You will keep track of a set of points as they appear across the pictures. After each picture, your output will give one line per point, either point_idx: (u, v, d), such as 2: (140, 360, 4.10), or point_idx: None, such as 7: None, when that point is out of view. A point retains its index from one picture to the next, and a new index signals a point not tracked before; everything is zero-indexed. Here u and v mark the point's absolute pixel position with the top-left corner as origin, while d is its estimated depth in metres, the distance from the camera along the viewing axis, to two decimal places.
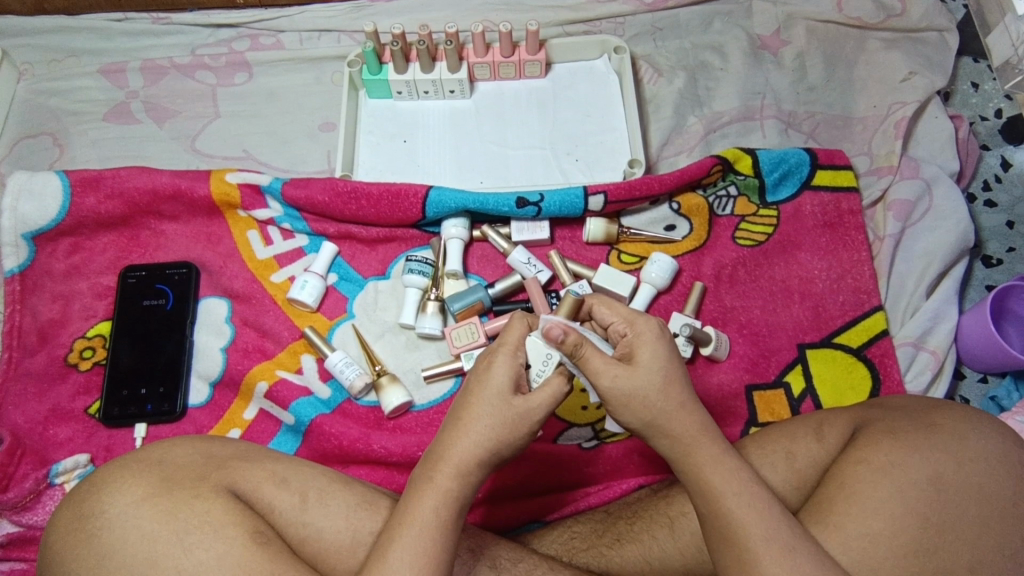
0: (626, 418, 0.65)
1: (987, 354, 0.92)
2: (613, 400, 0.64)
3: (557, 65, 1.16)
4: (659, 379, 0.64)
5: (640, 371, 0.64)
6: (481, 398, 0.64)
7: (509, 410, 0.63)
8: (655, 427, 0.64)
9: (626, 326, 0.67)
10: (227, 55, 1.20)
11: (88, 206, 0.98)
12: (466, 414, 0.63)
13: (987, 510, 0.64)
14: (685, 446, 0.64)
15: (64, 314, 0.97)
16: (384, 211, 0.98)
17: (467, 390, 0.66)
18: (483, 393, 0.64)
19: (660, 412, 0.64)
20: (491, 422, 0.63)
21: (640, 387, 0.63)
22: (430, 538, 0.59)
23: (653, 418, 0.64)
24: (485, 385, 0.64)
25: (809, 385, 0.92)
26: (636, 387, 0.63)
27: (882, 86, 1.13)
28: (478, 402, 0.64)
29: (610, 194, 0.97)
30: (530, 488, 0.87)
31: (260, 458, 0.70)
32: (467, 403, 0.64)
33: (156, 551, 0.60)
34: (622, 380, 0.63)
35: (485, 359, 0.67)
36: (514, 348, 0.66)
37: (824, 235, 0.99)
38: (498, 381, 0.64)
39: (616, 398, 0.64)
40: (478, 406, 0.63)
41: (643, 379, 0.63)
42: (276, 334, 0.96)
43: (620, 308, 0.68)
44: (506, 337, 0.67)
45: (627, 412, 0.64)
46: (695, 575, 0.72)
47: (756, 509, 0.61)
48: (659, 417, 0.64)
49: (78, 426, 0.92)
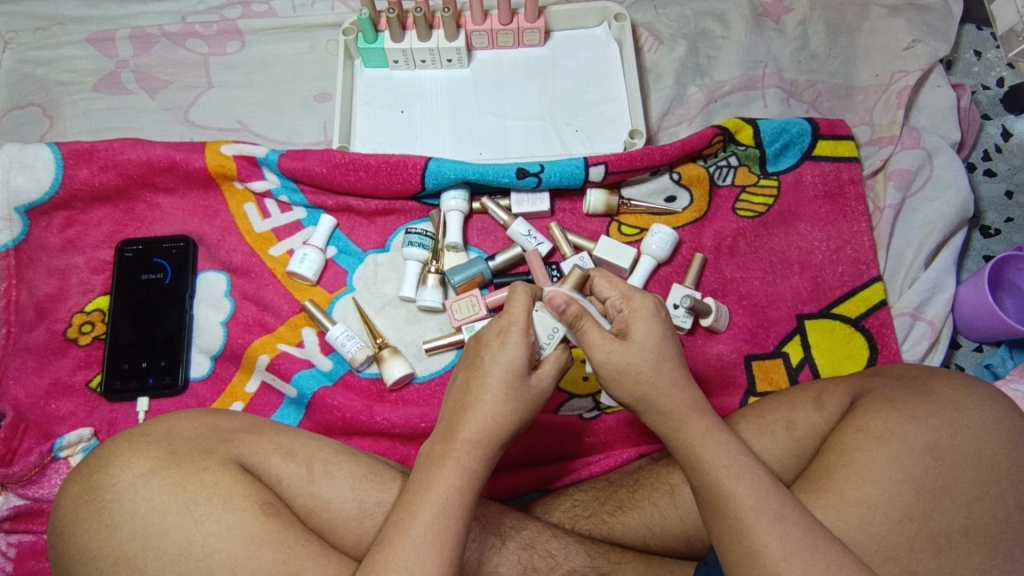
0: (619, 393, 0.66)
1: (983, 324, 0.94)
2: (606, 374, 0.65)
3: (557, 33, 1.14)
4: (652, 354, 0.65)
5: (634, 346, 0.65)
6: (498, 376, 0.64)
7: (526, 391, 0.65)
8: (646, 403, 0.65)
9: (622, 301, 0.68)
10: (218, 22, 1.17)
11: (81, 179, 0.96)
12: (482, 393, 0.64)
13: (983, 476, 0.65)
14: (675, 421, 0.65)
15: (61, 288, 0.96)
16: (382, 182, 0.97)
17: (480, 366, 0.65)
18: (498, 373, 0.64)
19: (651, 389, 0.65)
20: (509, 403, 0.64)
21: (632, 361, 0.64)
22: (449, 513, 0.60)
23: (644, 393, 0.65)
24: (501, 363, 0.64)
25: (808, 355, 0.93)
26: (630, 360, 0.64)
27: (886, 54, 1.11)
28: (495, 380, 0.64)
29: (610, 165, 0.97)
30: (533, 457, 0.89)
31: (266, 431, 0.70)
32: (485, 383, 0.64)
33: (167, 523, 0.61)
34: (617, 354, 0.64)
35: (496, 334, 0.66)
36: (526, 326, 0.66)
37: (824, 206, 0.99)
38: (515, 361, 0.64)
39: (610, 371, 0.65)
40: (495, 383, 0.64)
41: (637, 353, 0.64)
42: (276, 308, 0.96)
43: (618, 285, 0.68)
44: (515, 315, 0.66)
45: (620, 387, 0.65)
46: (695, 540, 0.74)
47: (744, 479, 0.61)
48: (650, 394, 0.65)
49: (80, 400, 0.92)
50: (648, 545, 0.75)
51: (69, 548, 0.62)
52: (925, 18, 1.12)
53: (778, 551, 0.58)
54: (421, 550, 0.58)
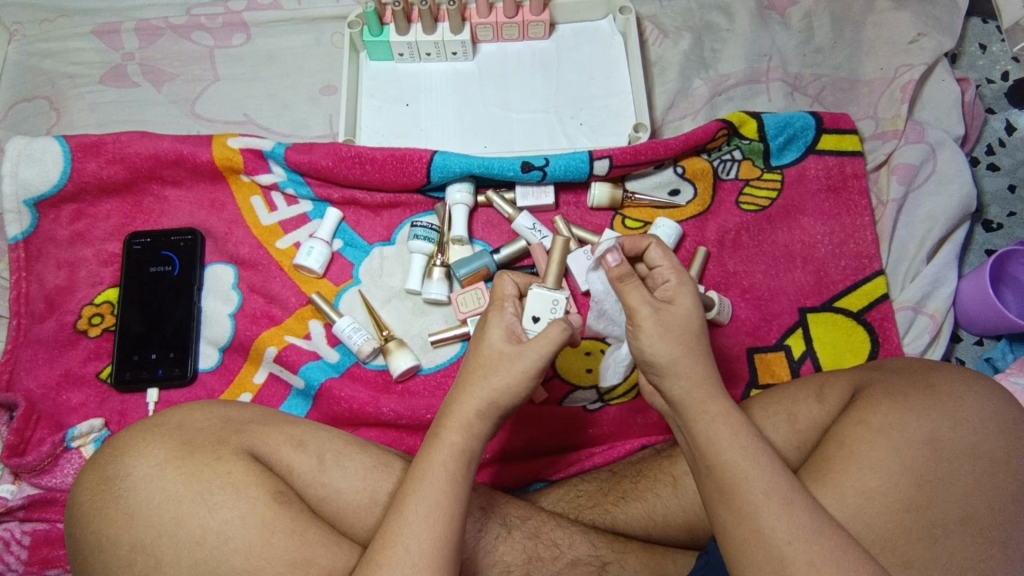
0: (654, 352, 0.65)
1: (985, 319, 0.94)
2: (648, 332, 0.65)
3: (561, 26, 1.14)
4: (694, 321, 0.66)
5: (678, 311, 0.66)
6: (485, 356, 0.66)
7: (499, 359, 0.65)
8: (679, 365, 0.65)
9: (669, 274, 0.69)
10: (223, 15, 1.17)
11: (89, 171, 0.97)
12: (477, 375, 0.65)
13: (981, 468, 0.66)
14: (701, 396, 0.65)
15: (70, 280, 0.97)
16: (388, 176, 0.98)
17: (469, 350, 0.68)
18: (478, 349, 0.67)
19: (688, 350, 0.65)
20: (486, 373, 0.65)
21: (676, 324, 0.65)
22: (456, 500, 0.61)
23: (682, 354, 0.65)
24: (479, 342, 0.67)
25: (810, 347, 0.94)
26: (676, 319, 0.66)
27: (891, 47, 1.11)
28: (475, 358, 0.66)
29: (615, 158, 0.97)
30: (537, 447, 0.90)
31: (277, 422, 0.71)
32: (471, 364, 0.66)
33: (182, 511, 0.62)
34: (663, 314, 0.66)
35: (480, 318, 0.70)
36: (500, 303, 0.70)
37: (827, 199, 0.99)
38: (490, 338, 0.67)
39: (653, 328, 0.65)
40: (477, 362, 0.66)
41: (680, 318, 0.66)
42: (283, 300, 0.97)
43: (668, 260, 0.70)
44: (499, 296, 0.70)
45: (661, 345, 0.65)
46: (697, 531, 0.76)
47: (758, 461, 0.62)
48: (685, 356, 0.65)
49: (91, 391, 0.93)
50: (651, 535, 0.76)
51: (86, 537, 0.63)
52: (930, 11, 1.12)
53: (783, 536, 0.59)
54: (428, 535, 0.59)
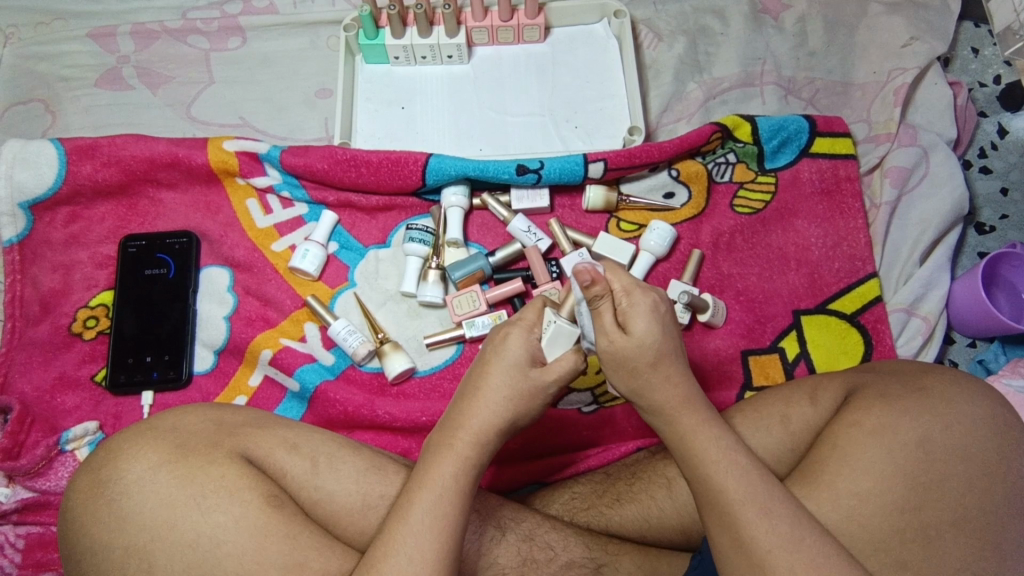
0: (619, 384, 0.67)
1: (977, 321, 0.95)
2: (609, 366, 0.67)
3: (556, 30, 1.14)
4: (649, 347, 0.64)
5: (631, 341, 0.64)
6: (499, 370, 0.66)
7: (523, 381, 0.66)
8: (640, 396, 0.67)
9: (621, 295, 0.66)
10: (219, 19, 1.17)
11: (84, 174, 0.97)
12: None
13: (973, 470, 0.67)
14: (667, 416, 0.66)
15: (65, 283, 0.97)
16: (383, 178, 0.98)
17: (484, 358, 0.68)
18: (499, 363, 0.66)
19: (647, 385, 0.66)
20: (507, 391, 0.66)
21: (629, 358, 0.65)
22: (448, 502, 0.61)
23: (638, 387, 0.66)
24: (501, 356, 0.67)
25: (804, 350, 0.94)
26: (628, 353, 0.65)
27: (883, 51, 1.12)
28: (497, 371, 0.66)
29: (610, 161, 0.97)
30: (535, 450, 0.91)
31: (271, 425, 0.71)
32: (486, 375, 0.66)
33: (175, 515, 0.62)
34: (613, 351, 0.65)
35: (501, 329, 0.69)
36: (529, 326, 0.68)
37: (821, 203, 1.00)
38: (514, 355, 0.66)
39: (613, 365, 0.66)
40: (496, 373, 0.66)
41: (632, 350, 0.64)
42: (278, 303, 0.97)
43: (620, 277, 0.66)
44: (524, 315, 0.69)
45: (624, 381, 0.67)
46: (692, 534, 0.76)
47: (733, 473, 0.62)
48: (642, 390, 0.66)
49: (86, 394, 0.93)
50: (645, 538, 0.76)
51: (79, 540, 0.63)
52: (923, 15, 1.13)
53: (764, 544, 0.59)
54: (420, 537, 0.59)
